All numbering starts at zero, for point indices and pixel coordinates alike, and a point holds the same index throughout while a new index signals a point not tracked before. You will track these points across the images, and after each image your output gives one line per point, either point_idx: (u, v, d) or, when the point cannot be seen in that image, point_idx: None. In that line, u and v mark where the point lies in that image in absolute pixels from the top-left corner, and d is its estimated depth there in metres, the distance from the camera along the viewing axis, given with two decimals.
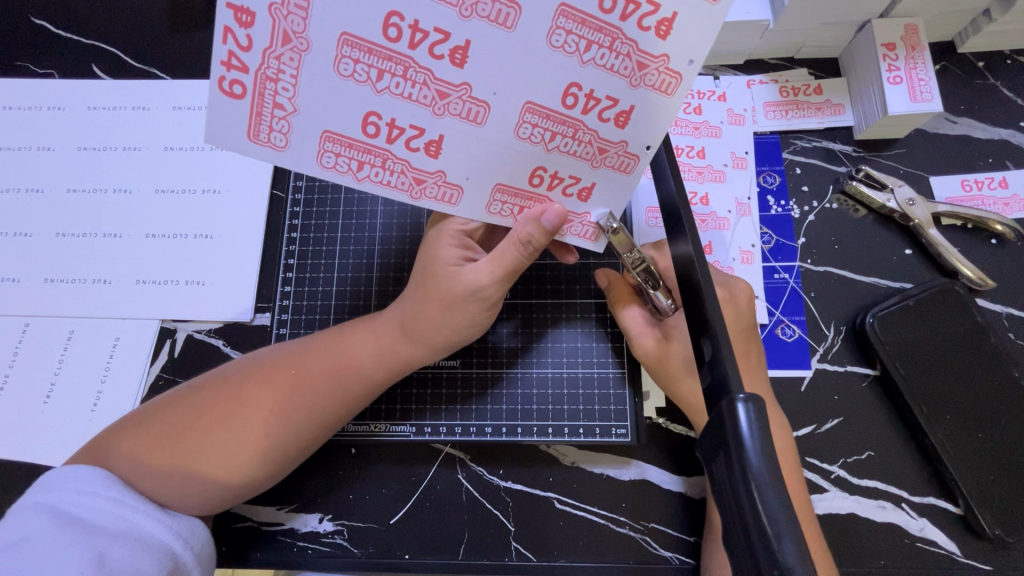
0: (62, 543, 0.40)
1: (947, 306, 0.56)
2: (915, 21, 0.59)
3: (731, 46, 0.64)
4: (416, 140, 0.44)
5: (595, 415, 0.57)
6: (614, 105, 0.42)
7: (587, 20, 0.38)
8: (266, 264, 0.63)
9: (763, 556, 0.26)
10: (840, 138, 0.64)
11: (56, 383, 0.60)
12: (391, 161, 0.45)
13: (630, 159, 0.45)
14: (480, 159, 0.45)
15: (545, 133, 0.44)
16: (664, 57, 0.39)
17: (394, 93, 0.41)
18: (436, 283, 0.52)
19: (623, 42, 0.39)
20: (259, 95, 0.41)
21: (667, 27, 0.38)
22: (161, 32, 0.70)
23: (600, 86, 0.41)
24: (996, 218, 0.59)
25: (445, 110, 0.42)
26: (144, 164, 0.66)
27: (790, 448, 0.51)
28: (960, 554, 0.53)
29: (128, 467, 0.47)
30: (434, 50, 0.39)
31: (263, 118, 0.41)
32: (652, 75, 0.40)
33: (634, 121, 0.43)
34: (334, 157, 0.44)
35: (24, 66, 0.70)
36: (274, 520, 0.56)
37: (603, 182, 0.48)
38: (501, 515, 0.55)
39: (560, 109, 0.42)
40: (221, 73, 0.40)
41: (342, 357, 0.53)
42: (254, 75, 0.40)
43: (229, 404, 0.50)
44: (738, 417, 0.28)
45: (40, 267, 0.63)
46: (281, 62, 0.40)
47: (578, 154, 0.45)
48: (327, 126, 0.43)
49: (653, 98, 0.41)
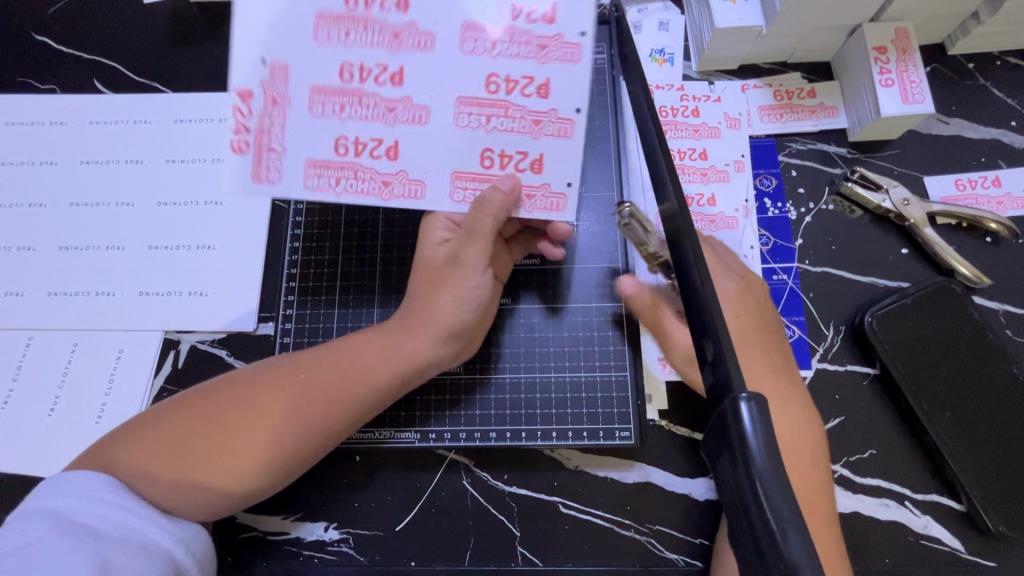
0: (66, 551, 0.40)
1: (944, 303, 0.57)
2: (904, 25, 0.60)
3: (725, 52, 0.65)
4: (378, 149, 0.50)
5: (597, 417, 0.57)
6: (532, 82, 0.48)
7: (486, 30, 0.48)
8: (269, 274, 0.64)
9: (767, 548, 0.26)
10: (834, 141, 0.65)
11: (60, 395, 0.60)
12: (363, 171, 0.50)
13: (565, 124, 0.49)
14: (434, 152, 0.50)
15: (481, 117, 0.49)
16: (558, 36, 0.48)
17: (354, 115, 0.49)
18: (423, 262, 0.55)
19: (520, 35, 0.48)
20: (260, 144, 0.50)
21: (551, 15, 0.48)
22: (162, 47, 0.71)
23: (514, 70, 0.48)
24: (990, 217, 0.59)
25: (395, 120, 0.49)
26: (146, 176, 0.67)
27: (817, 446, 0.50)
28: (965, 551, 0.53)
29: (133, 474, 0.46)
30: (378, 80, 0.49)
31: (265, 160, 0.50)
32: (554, 51, 0.48)
33: (551, 90, 0.49)
34: (318, 180, 0.50)
35: (26, 83, 0.71)
36: (280, 529, 0.56)
37: (550, 152, 0.50)
38: (506, 521, 0.55)
39: (486, 95, 0.49)
40: (234, 138, 0.50)
41: (350, 367, 0.53)
42: (254, 133, 0.50)
43: (223, 435, 0.49)
44: (741, 416, 0.29)
45: (43, 281, 0.64)
46: (270, 114, 0.49)
47: (516, 130, 0.50)
48: (310, 156, 0.50)
49: (561, 70, 0.48)
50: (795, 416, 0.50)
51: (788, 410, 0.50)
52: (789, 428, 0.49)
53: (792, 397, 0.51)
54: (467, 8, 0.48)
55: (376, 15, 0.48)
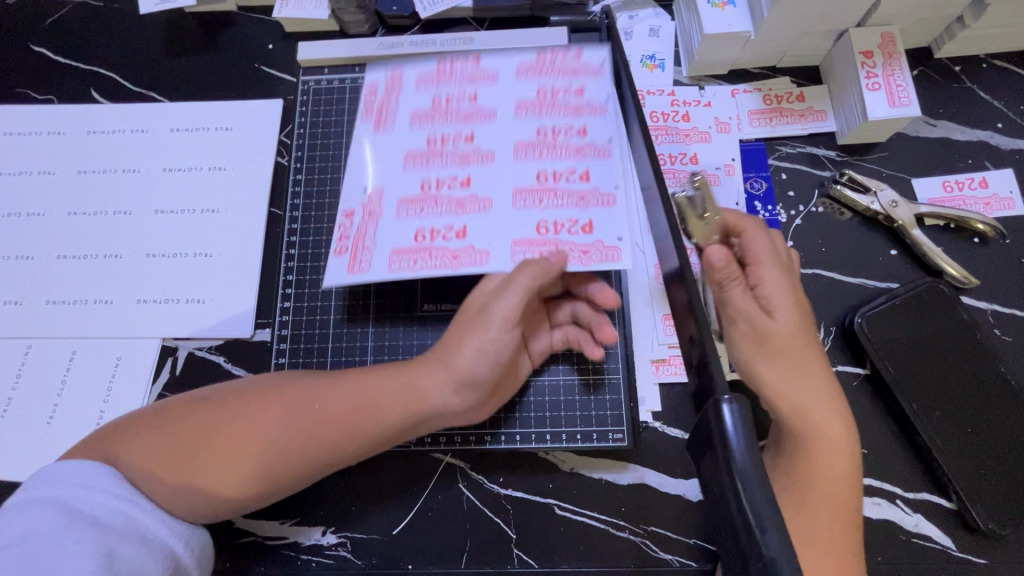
0: (72, 540, 0.41)
1: (933, 304, 0.58)
2: (890, 29, 0.61)
3: (715, 57, 0.66)
4: (451, 234, 0.54)
5: (591, 420, 0.57)
6: (574, 172, 0.56)
7: (532, 145, 0.57)
8: (266, 282, 0.64)
9: (747, 544, 0.27)
10: (823, 144, 0.65)
11: (59, 403, 0.60)
12: (436, 251, 0.54)
13: (608, 198, 0.55)
14: (502, 232, 0.54)
15: (538, 199, 0.55)
16: (593, 143, 0.57)
17: (432, 213, 0.55)
18: (466, 310, 0.53)
19: (560, 145, 0.57)
20: (352, 244, 0.54)
21: (582, 130, 0.57)
22: (159, 56, 0.72)
23: (558, 167, 0.56)
24: (977, 218, 0.60)
25: (464, 211, 0.55)
26: (144, 185, 0.67)
27: (855, 476, 0.47)
28: (955, 548, 0.54)
29: (134, 472, 0.46)
30: (455, 189, 0.56)
31: (357, 255, 0.54)
32: (590, 151, 0.56)
33: (592, 175, 0.56)
34: (401, 264, 0.53)
35: (25, 93, 0.71)
36: (278, 534, 0.56)
37: (598, 219, 0.54)
38: (502, 523, 0.56)
39: (538, 184, 0.56)
40: (336, 243, 0.54)
41: (351, 385, 0.52)
42: (353, 232, 0.54)
43: (222, 446, 0.48)
44: (723, 417, 0.29)
45: (41, 290, 0.64)
46: (362, 224, 0.54)
47: (565, 203, 0.55)
48: (394, 246, 0.54)
49: (599, 162, 0.56)
50: (850, 450, 0.47)
51: (834, 407, 0.47)
52: (831, 425, 0.47)
53: (837, 392, 0.48)
54: (521, 134, 0.57)
55: (450, 146, 0.57)
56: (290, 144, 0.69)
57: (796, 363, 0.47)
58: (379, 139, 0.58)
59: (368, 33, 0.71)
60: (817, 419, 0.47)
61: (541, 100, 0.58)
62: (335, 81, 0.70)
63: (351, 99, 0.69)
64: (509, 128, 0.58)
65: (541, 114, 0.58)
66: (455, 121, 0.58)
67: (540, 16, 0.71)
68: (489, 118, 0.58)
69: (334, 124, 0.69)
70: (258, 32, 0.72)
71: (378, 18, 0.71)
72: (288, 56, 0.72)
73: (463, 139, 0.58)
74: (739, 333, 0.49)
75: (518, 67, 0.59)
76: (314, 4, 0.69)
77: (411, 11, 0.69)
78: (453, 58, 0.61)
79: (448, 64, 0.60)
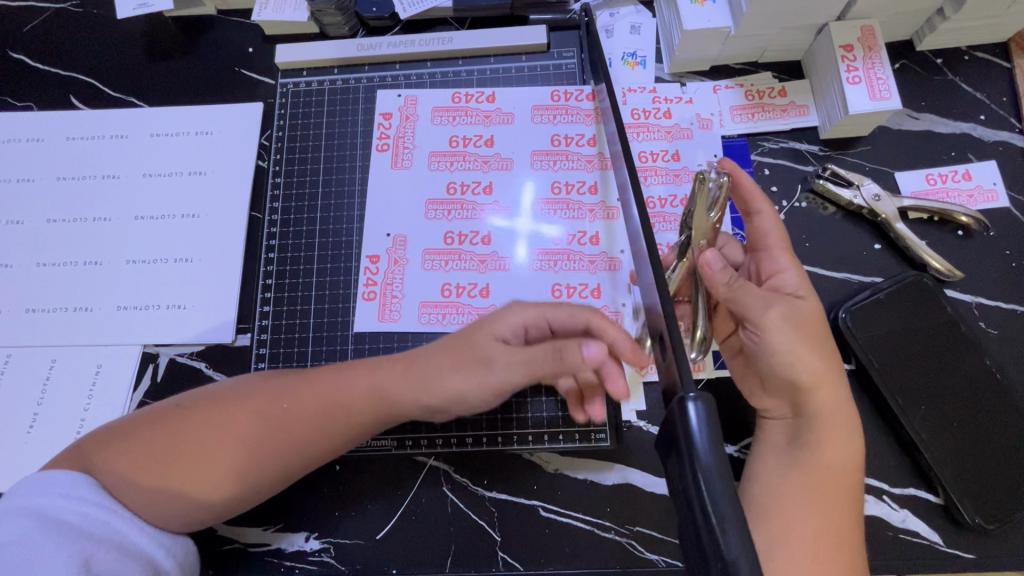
0: (48, 545, 0.39)
1: (917, 299, 0.57)
2: (870, 23, 0.61)
3: (696, 53, 0.65)
4: (474, 290, 0.61)
5: (572, 421, 0.57)
6: (585, 234, 0.62)
7: (549, 201, 0.63)
8: (246, 286, 0.64)
9: (707, 542, 0.27)
10: (806, 139, 0.65)
11: (39, 412, 0.60)
12: (463, 308, 0.61)
13: (614, 260, 0.61)
14: (518, 290, 0.61)
15: (554, 260, 0.61)
16: (600, 204, 0.63)
17: (455, 268, 0.62)
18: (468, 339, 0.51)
19: (577, 204, 0.63)
20: (383, 293, 0.62)
21: (594, 188, 0.63)
22: (139, 61, 0.72)
23: (575, 227, 0.62)
24: (960, 211, 0.60)
25: (487, 269, 0.62)
26: (124, 192, 0.67)
27: (854, 462, 0.48)
28: (943, 544, 0.53)
29: (110, 478, 0.46)
30: (474, 243, 0.63)
31: (387, 305, 0.61)
32: (597, 212, 0.62)
33: (603, 239, 0.62)
34: (429, 317, 0.61)
35: (4, 101, 0.71)
36: (260, 540, 0.56)
37: (605, 283, 0.60)
38: (488, 525, 0.55)
39: (555, 246, 0.62)
40: (363, 289, 0.62)
41: (331, 385, 0.51)
42: (381, 282, 0.62)
43: (194, 450, 0.47)
44: (688, 415, 0.30)
45: (21, 298, 0.64)
46: (390, 272, 0.62)
47: (577, 267, 0.61)
48: (423, 299, 0.61)
49: (607, 224, 0.62)
50: (850, 435, 0.49)
51: (833, 390, 0.49)
52: (834, 410, 0.49)
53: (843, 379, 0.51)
54: (536, 187, 0.64)
55: (470, 195, 0.64)
56: (270, 148, 0.68)
57: (809, 348, 0.50)
58: (393, 175, 0.65)
59: (348, 34, 0.71)
60: (820, 404, 0.49)
61: (556, 150, 0.65)
62: (314, 83, 0.69)
63: (330, 102, 0.69)
64: (525, 178, 0.64)
65: (557, 167, 0.64)
66: (474, 168, 0.65)
67: (521, 15, 0.70)
68: (505, 167, 0.65)
69: (313, 127, 0.68)
70: (238, 36, 0.72)
71: (358, 19, 0.70)
72: (267, 60, 0.71)
73: (482, 188, 0.64)
74: (769, 323, 0.50)
75: (534, 112, 0.66)
76: (293, 6, 0.68)
77: (391, 12, 0.69)
78: (468, 94, 0.67)
79: (464, 102, 0.67)
